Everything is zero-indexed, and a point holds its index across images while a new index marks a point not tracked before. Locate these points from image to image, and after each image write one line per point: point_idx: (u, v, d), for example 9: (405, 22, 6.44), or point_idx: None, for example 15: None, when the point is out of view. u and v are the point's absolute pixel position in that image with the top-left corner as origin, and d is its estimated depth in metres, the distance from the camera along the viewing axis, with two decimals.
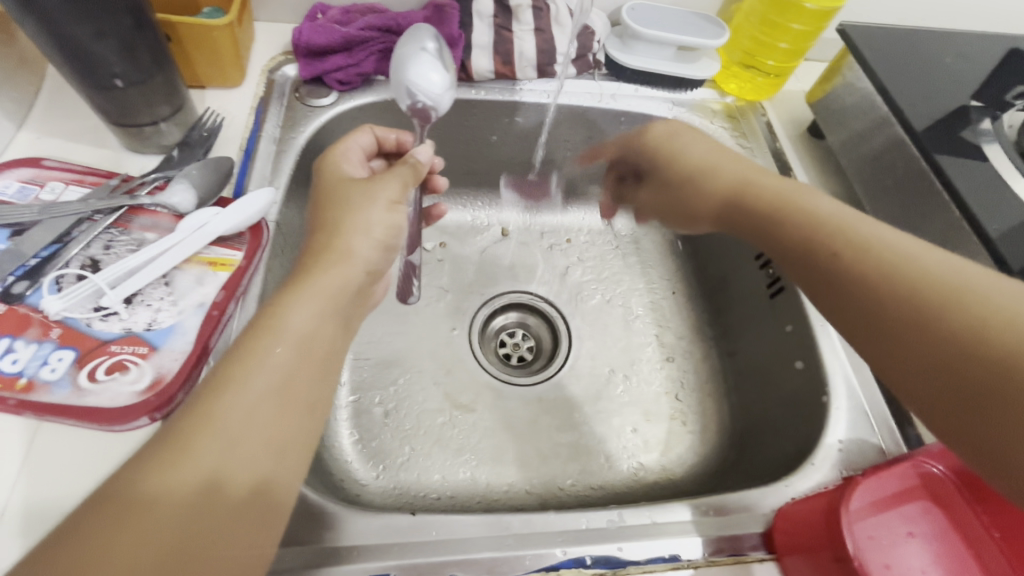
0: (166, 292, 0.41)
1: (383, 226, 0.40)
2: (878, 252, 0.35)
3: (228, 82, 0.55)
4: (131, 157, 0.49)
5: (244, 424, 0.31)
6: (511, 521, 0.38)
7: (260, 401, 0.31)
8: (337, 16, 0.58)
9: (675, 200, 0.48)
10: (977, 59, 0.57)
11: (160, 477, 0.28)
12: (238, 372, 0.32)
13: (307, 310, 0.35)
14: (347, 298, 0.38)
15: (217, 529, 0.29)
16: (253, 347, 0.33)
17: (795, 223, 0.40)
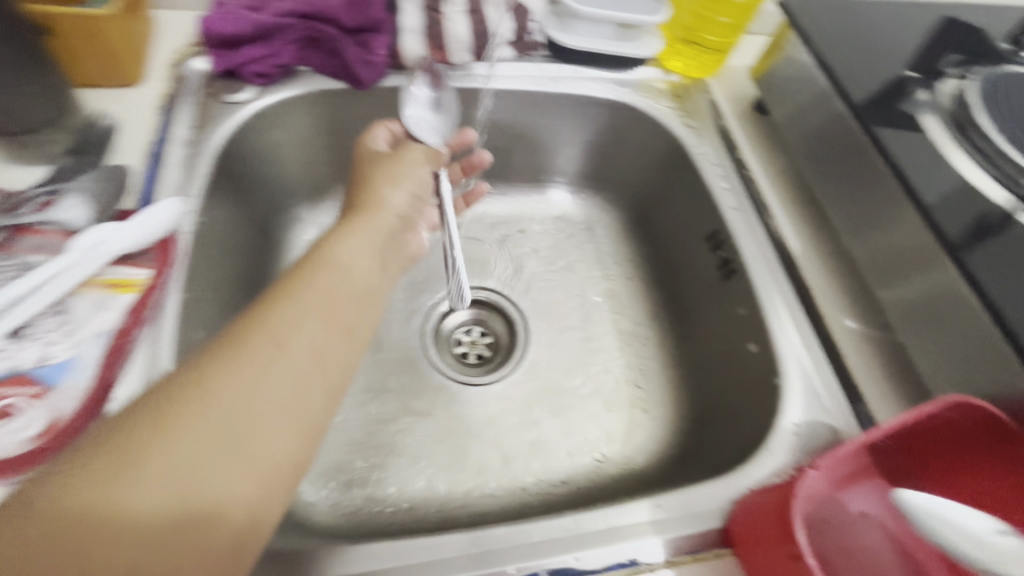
0: (59, 321, 0.37)
1: (410, 180, 0.46)
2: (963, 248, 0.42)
3: (128, 80, 0.50)
4: (13, 169, 0.43)
5: (249, 388, 0.28)
6: (462, 541, 0.36)
7: (281, 366, 0.29)
8: (248, 0, 0.53)
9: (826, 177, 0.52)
10: (912, 28, 0.57)
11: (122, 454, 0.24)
12: (253, 328, 0.30)
13: (351, 246, 0.37)
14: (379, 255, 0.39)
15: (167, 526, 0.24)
16: (304, 274, 0.34)
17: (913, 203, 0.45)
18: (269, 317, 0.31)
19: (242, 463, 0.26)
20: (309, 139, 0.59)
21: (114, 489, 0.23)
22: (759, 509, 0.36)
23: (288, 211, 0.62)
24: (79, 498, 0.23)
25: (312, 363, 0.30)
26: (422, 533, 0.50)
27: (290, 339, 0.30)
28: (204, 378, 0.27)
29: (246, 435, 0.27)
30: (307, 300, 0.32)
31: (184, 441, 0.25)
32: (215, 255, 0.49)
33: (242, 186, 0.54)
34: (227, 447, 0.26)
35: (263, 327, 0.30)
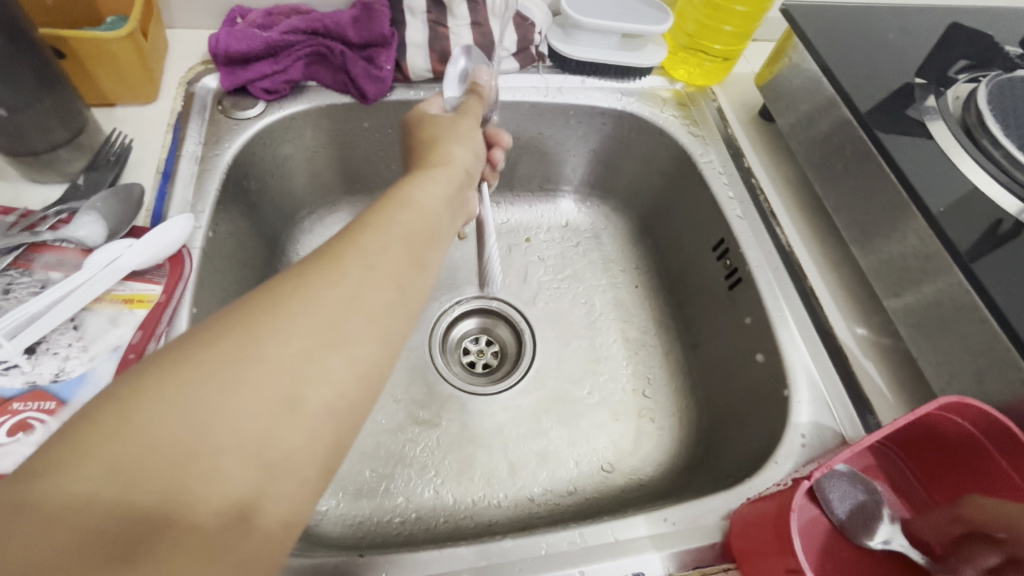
0: (75, 337, 0.38)
1: (470, 141, 0.45)
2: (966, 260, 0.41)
3: (141, 98, 0.51)
4: (31, 188, 0.45)
5: (319, 332, 0.26)
6: (466, 554, 0.37)
7: (320, 328, 0.26)
8: (258, 19, 0.55)
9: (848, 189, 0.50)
10: (919, 34, 0.57)
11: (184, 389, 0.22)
12: (323, 268, 0.28)
13: (428, 191, 0.36)
14: (447, 204, 0.37)
15: (225, 473, 0.22)
16: (383, 209, 0.33)
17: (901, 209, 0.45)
18: (346, 255, 0.28)
19: (307, 416, 0.24)
20: (317, 152, 0.60)
21: (129, 451, 0.21)
22: (755, 521, 0.35)
23: (298, 223, 0.63)
24: (87, 471, 0.20)
25: (384, 313, 0.28)
26: (429, 543, 0.51)
27: (365, 284, 0.28)
28: (276, 316, 0.25)
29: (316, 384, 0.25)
30: (381, 240, 0.30)
31: (251, 387, 0.23)
32: (225, 268, 0.50)
33: (252, 200, 0.55)
34: (294, 397, 0.24)
35: (337, 268, 0.28)
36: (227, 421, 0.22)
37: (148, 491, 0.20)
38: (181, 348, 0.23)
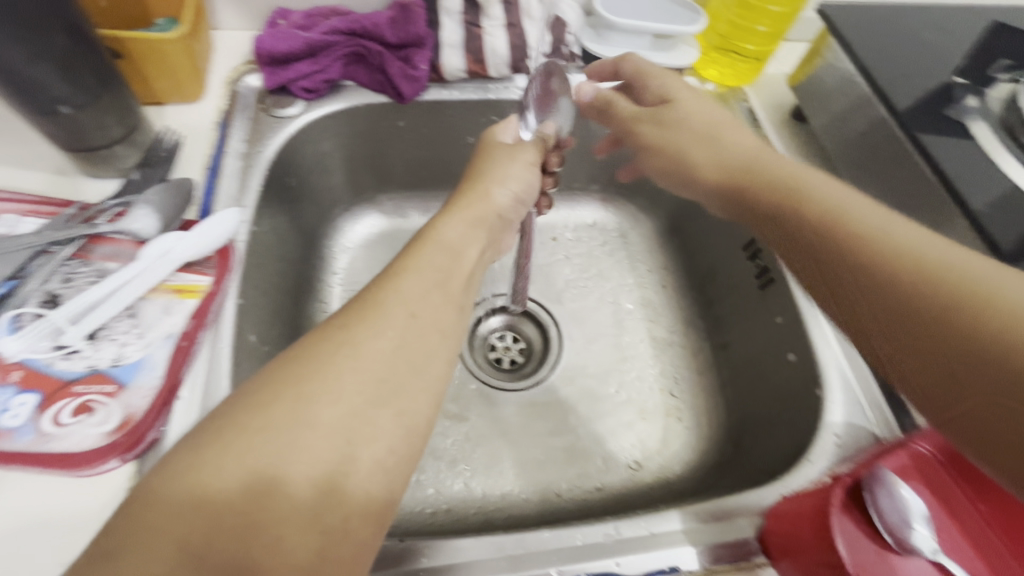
0: (131, 324, 0.40)
1: (517, 183, 0.45)
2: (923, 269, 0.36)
3: (189, 97, 0.53)
4: (88, 182, 0.47)
5: (368, 380, 0.28)
6: (504, 543, 0.38)
7: (366, 376, 0.28)
8: (299, 20, 0.56)
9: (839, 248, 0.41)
10: (959, 34, 0.56)
11: (255, 437, 0.25)
12: (368, 320, 0.30)
13: (457, 228, 0.39)
14: (478, 245, 0.39)
15: (292, 516, 0.24)
16: (419, 250, 0.35)
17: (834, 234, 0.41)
18: (388, 301, 0.31)
19: (362, 468, 0.26)
20: (352, 151, 0.61)
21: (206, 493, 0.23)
22: (792, 517, 0.36)
23: (333, 220, 0.64)
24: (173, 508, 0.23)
25: (426, 361, 0.30)
26: (460, 534, 0.52)
27: (408, 334, 0.30)
28: (330, 367, 0.27)
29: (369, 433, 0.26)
30: (421, 287, 0.32)
31: (314, 432, 0.25)
32: (267, 262, 0.51)
33: (291, 196, 0.57)
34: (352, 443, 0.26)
35: (379, 320, 0.30)
36: (294, 467, 0.24)
37: (225, 528, 0.23)
38: (250, 399, 0.26)
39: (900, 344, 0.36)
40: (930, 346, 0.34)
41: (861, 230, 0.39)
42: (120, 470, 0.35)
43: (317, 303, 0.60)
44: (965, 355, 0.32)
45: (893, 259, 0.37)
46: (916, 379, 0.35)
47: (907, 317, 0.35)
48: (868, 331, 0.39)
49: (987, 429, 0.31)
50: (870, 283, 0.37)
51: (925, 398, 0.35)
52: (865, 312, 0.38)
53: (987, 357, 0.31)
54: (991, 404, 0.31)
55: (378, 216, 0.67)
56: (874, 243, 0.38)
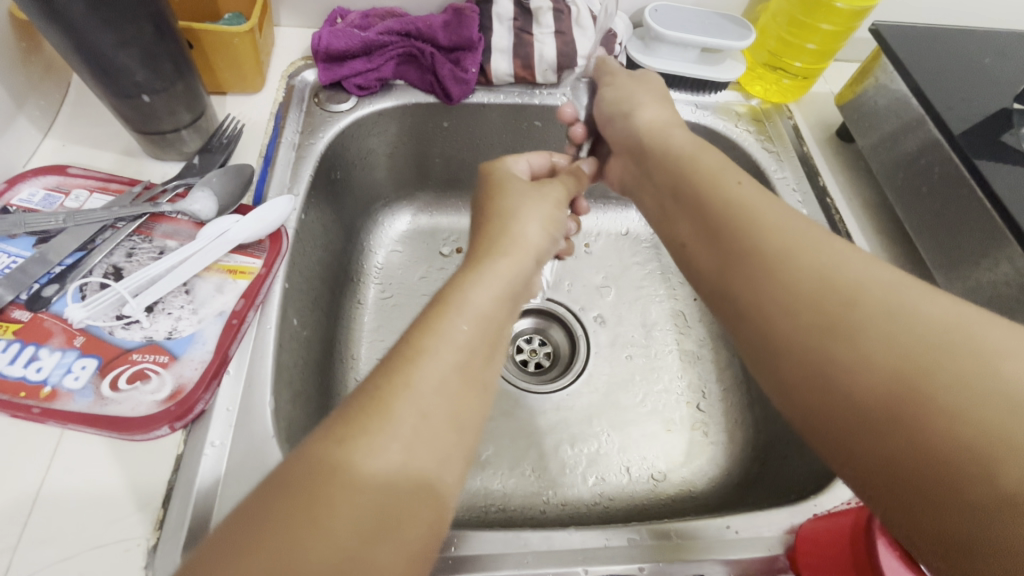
0: (186, 300, 0.42)
1: (545, 218, 0.43)
2: (888, 316, 0.27)
3: (249, 88, 0.55)
4: (152, 164, 0.50)
5: (430, 401, 0.28)
6: (530, 538, 0.38)
7: (407, 452, 0.26)
8: (356, 20, 0.58)
9: (747, 266, 0.32)
10: (1017, 58, 0.55)
11: (328, 454, 0.25)
12: (424, 345, 0.29)
13: (485, 292, 0.34)
14: (506, 309, 0.35)
15: (347, 524, 0.23)
16: (439, 320, 0.31)
17: (779, 260, 0.31)
18: (425, 339, 0.30)
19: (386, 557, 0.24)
20: (397, 148, 0.63)
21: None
22: (826, 536, 0.36)
23: (374, 215, 0.66)
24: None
25: None
26: (482, 530, 0.52)
27: (418, 437, 0.26)
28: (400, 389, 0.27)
29: (417, 460, 0.26)
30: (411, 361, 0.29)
31: (376, 448, 0.25)
32: (312, 250, 0.53)
33: (337, 189, 0.59)
34: (410, 461, 0.26)
35: (415, 391, 0.27)
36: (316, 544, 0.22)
37: None
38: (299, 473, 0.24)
39: (794, 343, 0.29)
40: (814, 334, 0.28)
41: (749, 207, 0.34)
42: (169, 437, 0.37)
43: (354, 296, 0.62)
44: (848, 350, 0.27)
45: (789, 264, 0.30)
46: (795, 376, 0.28)
47: (794, 298, 0.29)
48: (769, 320, 0.30)
49: (836, 430, 0.27)
50: (762, 270, 0.31)
51: (805, 403, 0.28)
52: (753, 297, 0.31)
53: (856, 351, 0.27)
54: (851, 402, 0.26)
55: (416, 213, 0.69)
56: (760, 226, 0.32)
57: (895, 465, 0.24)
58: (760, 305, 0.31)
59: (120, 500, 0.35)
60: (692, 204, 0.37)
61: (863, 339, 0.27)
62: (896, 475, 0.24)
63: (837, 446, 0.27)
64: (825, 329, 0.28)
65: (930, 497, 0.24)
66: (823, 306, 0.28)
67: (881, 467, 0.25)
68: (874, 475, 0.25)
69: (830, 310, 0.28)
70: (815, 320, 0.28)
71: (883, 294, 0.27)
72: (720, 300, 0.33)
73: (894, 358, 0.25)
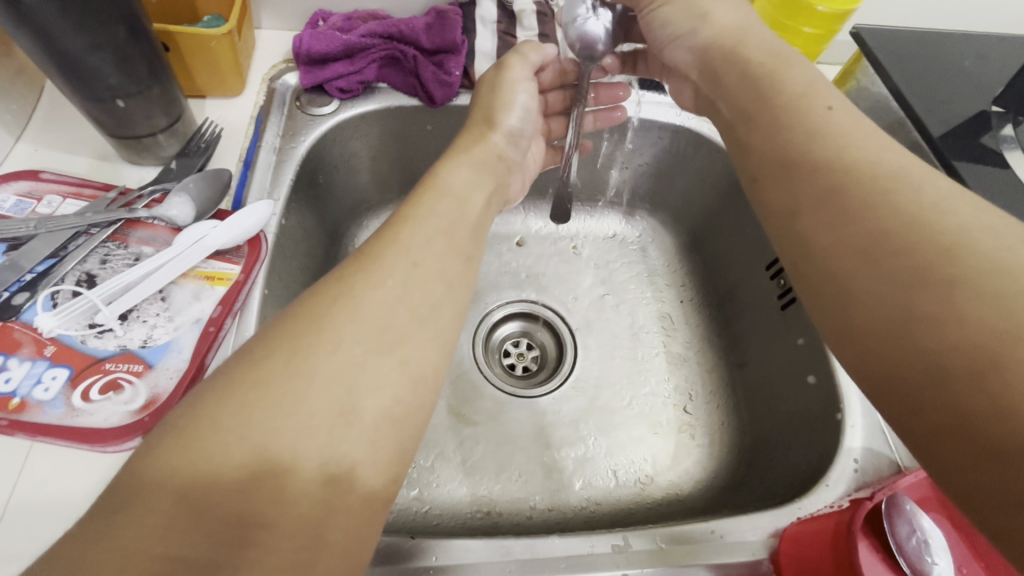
0: (162, 308, 0.41)
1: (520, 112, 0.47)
2: (992, 274, 0.26)
3: (229, 91, 0.55)
4: (128, 169, 0.49)
5: (420, 254, 0.33)
6: (513, 546, 0.38)
7: (375, 323, 0.29)
8: (338, 22, 0.57)
9: (825, 204, 0.32)
10: (996, 61, 0.56)
11: (300, 329, 0.29)
12: (409, 213, 0.35)
13: (462, 173, 0.40)
14: (483, 190, 0.41)
15: (282, 506, 0.25)
16: (421, 197, 0.37)
17: (869, 204, 0.30)
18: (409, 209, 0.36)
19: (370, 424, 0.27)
20: (381, 151, 0.62)
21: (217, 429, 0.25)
22: (808, 541, 0.36)
23: (357, 219, 0.65)
24: (213, 447, 0.25)
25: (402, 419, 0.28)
26: (467, 537, 0.51)
27: (407, 284, 0.31)
28: (308, 364, 0.27)
29: (390, 317, 0.30)
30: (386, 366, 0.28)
31: (339, 340, 0.28)
32: (293, 256, 0.52)
33: (320, 193, 0.58)
34: (384, 331, 0.29)
35: (379, 269, 0.31)
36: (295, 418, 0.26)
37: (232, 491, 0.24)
38: (276, 345, 0.28)
39: (871, 288, 0.29)
40: (900, 282, 0.28)
41: (838, 148, 0.33)
42: None
43: None
44: (936, 297, 0.26)
45: (876, 211, 0.30)
46: (869, 321, 0.28)
47: (875, 246, 0.29)
48: (844, 265, 0.30)
49: (908, 381, 0.26)
50: (844, 211, 0.31)
51: (875, 350, 0.28)
52: (829, 241, 0.31)
53: (948, 301, 0.26)
54: (928, 349, 0.26)
55: None
56: (851, 169, 0.32)
57: (963, 418, 0.24)
58: (839, 245, 0.31)
59: None
60: (765, 139, 0.37)
61: (958, 290, 0.26)
62: (962, 423, 0.24)
63: (904, 397, 0.26)
64: (912, 277, 0.27)
65: (998, 457, 0.22)
66: (912, 253, 0.28)
67: (948, 425, 0.24)
68: (942, 431, 0.24)
69: (921, 259, 0.28)
70: (902, 265, 0.28)
71: (989, 252, 0.27)
72: (791, 239, 0.34)
73: (992, 312, 0.25)
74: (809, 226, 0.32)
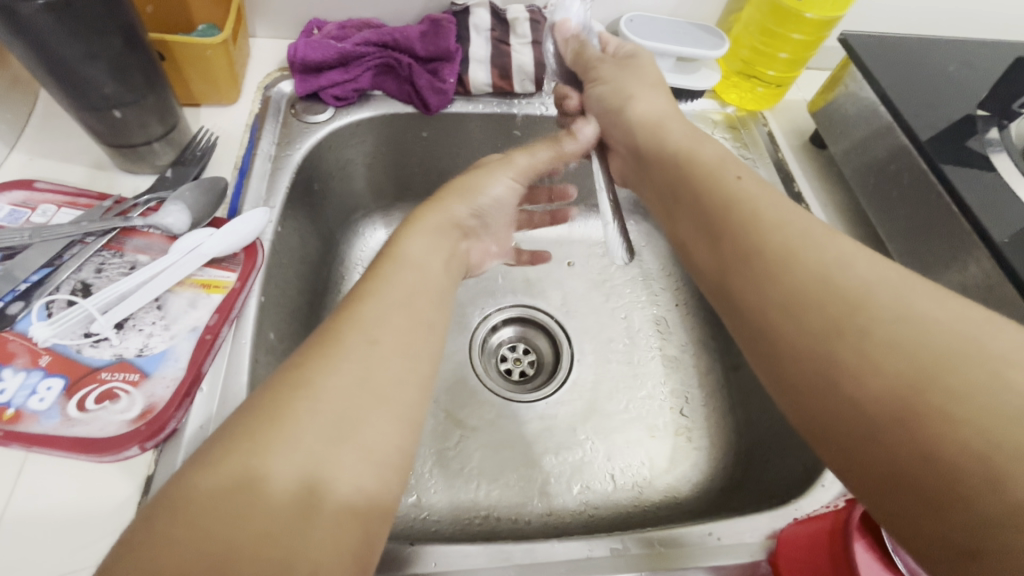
0: (158, 316, 0.41)
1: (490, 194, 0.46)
2: (897, 321, 0.27)
3: (224, 100, 0.55)
4: (123, 177, 0.49)
5: (378, 330, 0.31)
6: (512, 552, 0.38)
7: (348, 377, 0.29)
8: (332, 31, 0.58)
9: (745, 266, 0.33)
10: (980, 66, 0.57)
11: (279, 375, 0.29)
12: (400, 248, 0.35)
13: (421, 243, 0.39)
14: (443, 259, 0.40)
15: (274, 528, 0.24)
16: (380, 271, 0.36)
17: (782, 260, 0.32)
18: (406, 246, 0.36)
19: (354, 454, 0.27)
20: (376, 158, 0.63)
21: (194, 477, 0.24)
22: (805, 541, 0.36)
23: (353, 225, 0.65)
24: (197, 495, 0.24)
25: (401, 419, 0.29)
26: (466, 543, 0.51)
27: (368, 363, 0.30)
28: (286, 384, 0.28)
29: (360, 374, 0.29)
30: None
31: (313, 393, 0.28)
32: (290, 262, 0.52)
33: (316, 200, 0.58)
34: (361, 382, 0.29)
35: (339, 353, 0.29)
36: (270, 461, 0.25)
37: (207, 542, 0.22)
38: (261, 394, 0.28)
39: (794, 347, 0.30)
40: (817, 335, 0.29)
41: (746, 201, 0.36)
42: (139, 458, 0.36)
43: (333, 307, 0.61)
44: (852, 351, 0.27)
45: (787, 267, 0.31)
46: (797, 376, 0.29)
47: (793, 301, 0.30)
48: (772, 323, 0.31)
49: (848, 436, 0.27)
50: (765, 270, 0.32)
51: (810, 408, 0.29)
52: (756, 303, 0.32)
53: (861, 355, 0.27)
54: (854, 404, 0.27)
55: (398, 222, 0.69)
56: (761, 233, 0.33)
57: (900, 470, 0.25)
58: (760, 304, 0.32)
59: (88, 524, 0.34)
60: (695, 200, 0.39)
61: (870, 342, 0.27)
62: (899, 476, 0.25)
63: (847, 453, 0.27)
64: (830, 331, 0.28)
65: (941, 509, 0.23)
66: (826, 306, 0.29)
67: (888, 479, 0.25)
68: (882, 483, 0.25)
69: (832, 314, 0.29)
70: (818, 320, 0.29)
71: (891, 297, 0.28)
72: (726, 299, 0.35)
73: (898, 361, 0.26)
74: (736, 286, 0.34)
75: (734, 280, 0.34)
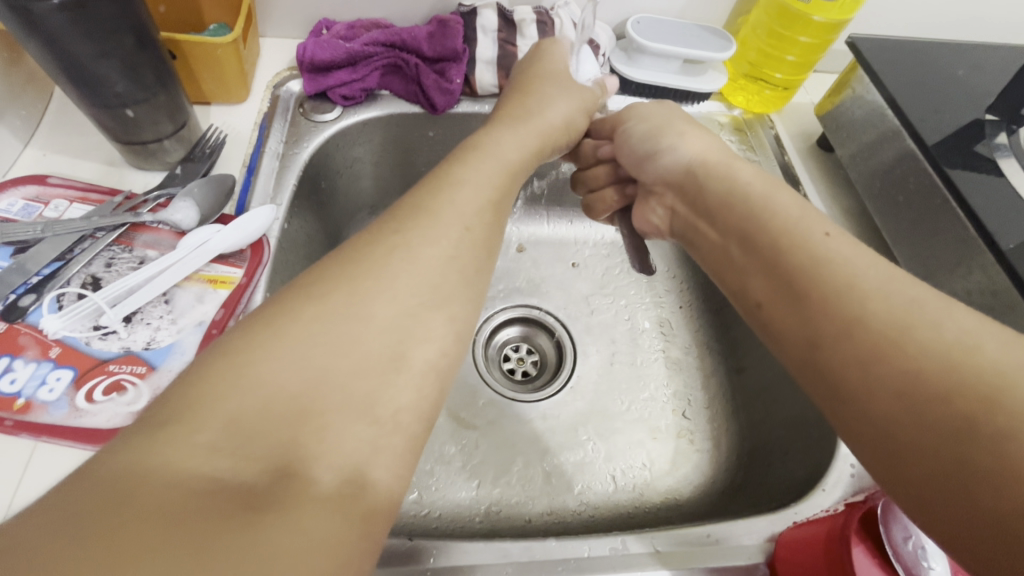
0: (166, 310, 0.41)
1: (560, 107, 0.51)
2: (952, 353, 0.27)
3: (233, 98, 0.56)
4: (134, 174, 0.49)
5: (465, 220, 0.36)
6: (511, 549, 0.38)
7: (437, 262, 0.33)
8: (341, 31, 0.58)
9: (798, 279, 0.34)
10: (989, 71, 0.56)
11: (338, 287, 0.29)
12: None
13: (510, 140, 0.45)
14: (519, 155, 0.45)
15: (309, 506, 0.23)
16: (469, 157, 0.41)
17: (839, 279, 0.32)
18: None
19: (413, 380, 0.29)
20: (383, 157, 0.63)
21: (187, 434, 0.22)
22: (805, 543, 0.36)
23: (359, 223, 0.66)
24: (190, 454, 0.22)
25: None
26: (467, 539, 0.52)
27: (460, 244, 0.34)
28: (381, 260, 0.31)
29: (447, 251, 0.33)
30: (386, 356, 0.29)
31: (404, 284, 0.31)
32: (296, 260, 0.53)
33: (322, 198, 0.59)
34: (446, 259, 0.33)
35: (435, 227, 0.34)
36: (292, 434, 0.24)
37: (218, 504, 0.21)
38: (314, 298, 0.29)
39: (845, 367, 0.30)
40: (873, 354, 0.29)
41: (785, 227, 0.37)
42: None
43: None
44: (905, 374, 0.27)
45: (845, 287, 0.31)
46: (854, 388, 0.29)
47: (851, 318, 0.30)
48: (826, 341, 0.31)
49: (901, 453, 0.27)
50: (820, 289, 0.32)
51: (862, 421, 0.29)
52: (811, 317, 0.32)
53: (916, 378, 0.27)
54: (910, 424, 0.27)
55: None
56: (790, 246, 0.35)
57: (962, 492, 0.24)
58: (815, 317, 0.32)
59: None
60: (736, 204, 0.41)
61: (926, 369, 0.27)
62: (954, 497, 0.25)
63: (902, 471, 0.27)
64: (886, 350, 0.28)
65: (998, 536, 0.23)
66: (883, 329, 0.29)
67: (943, 497, 0.25)
68: (936, 503, 0.25)
69: (890, 335, 0.29)
70: (873, 340, 0.29)
71: (939, 327, 0.28)
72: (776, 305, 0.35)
73: (955, 389, 0.26)
74: (788, 293, 0.34)
75: (779, 288, 0.35)
